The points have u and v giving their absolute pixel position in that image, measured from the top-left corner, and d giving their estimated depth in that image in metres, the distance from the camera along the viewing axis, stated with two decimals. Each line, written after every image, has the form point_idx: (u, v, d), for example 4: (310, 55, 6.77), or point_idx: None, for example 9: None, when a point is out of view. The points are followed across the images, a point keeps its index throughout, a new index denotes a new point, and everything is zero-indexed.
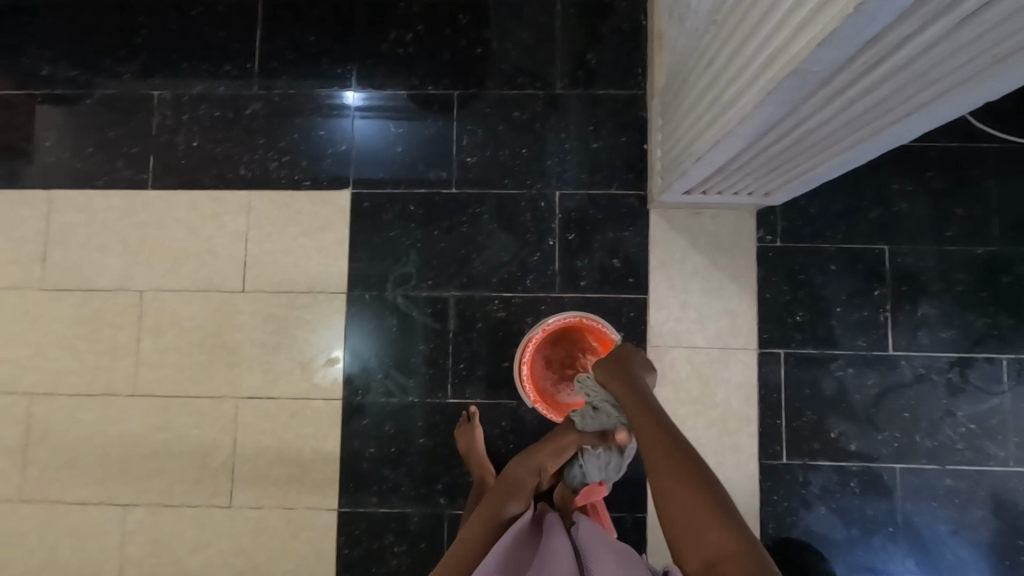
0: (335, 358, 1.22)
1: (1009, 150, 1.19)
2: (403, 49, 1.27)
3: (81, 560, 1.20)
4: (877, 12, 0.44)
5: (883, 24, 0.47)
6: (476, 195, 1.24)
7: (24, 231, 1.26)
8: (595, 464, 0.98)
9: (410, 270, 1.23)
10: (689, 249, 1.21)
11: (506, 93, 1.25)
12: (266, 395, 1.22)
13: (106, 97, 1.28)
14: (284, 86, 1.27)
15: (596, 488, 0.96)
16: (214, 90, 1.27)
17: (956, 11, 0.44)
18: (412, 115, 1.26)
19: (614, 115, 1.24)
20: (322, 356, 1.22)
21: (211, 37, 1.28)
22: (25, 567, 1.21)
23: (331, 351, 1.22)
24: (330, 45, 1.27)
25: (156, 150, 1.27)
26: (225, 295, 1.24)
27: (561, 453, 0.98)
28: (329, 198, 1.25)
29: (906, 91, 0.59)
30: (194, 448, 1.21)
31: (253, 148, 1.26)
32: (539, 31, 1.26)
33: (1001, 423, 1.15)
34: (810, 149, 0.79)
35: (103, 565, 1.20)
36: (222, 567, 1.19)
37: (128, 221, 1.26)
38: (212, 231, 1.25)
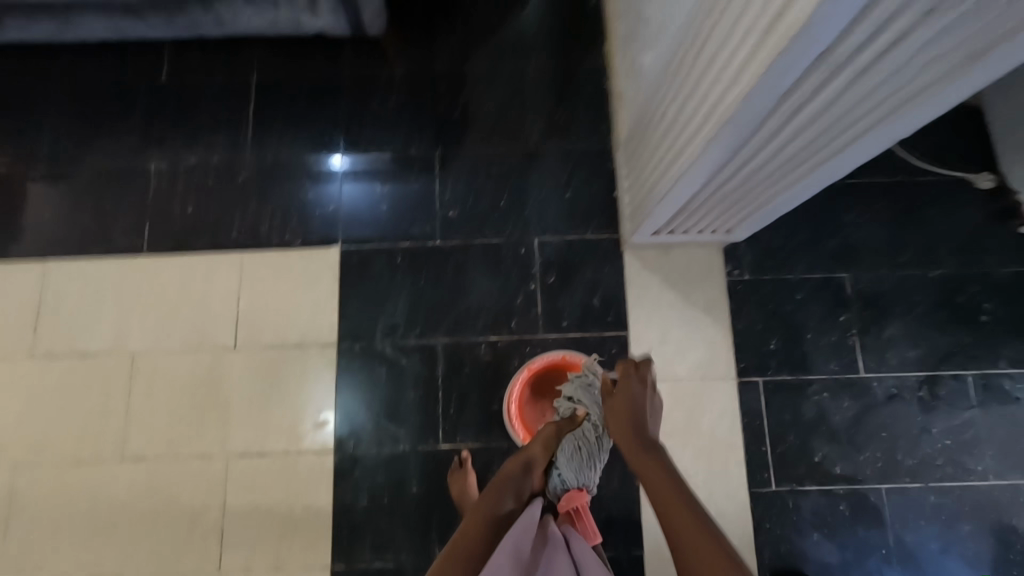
0: (324, 422, 1.23)
1: (944, 181, 1.30)
2: (387, 116, 1.37)
3: None
4: (793, 60, 0.54)
5: (804, 67, 0.56)
6: (459, 245, 1.31)
7: (15, 302, 1.29)
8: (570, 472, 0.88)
9: (399, 318, 1.27)
10: (663, 286, 1.28)
11: (482, 151, 1.35)
12: (257, 452, 1.22)
13: (105, 171, 1.35)
14: (275, 152, 1.36)
15: (579, 493, 0.89)
16: (208, 159, 1.35)
17: (857, 58, 0.54)
18: (396, 175, 1.34)
19: (582, 165, 1.34)
20: (310, 420, 1.23)
21: (206, 112, 1.37)
22: None
23: (320, 415, 1.23)
24: (319, 114, 1.37)
25: (150, 218, 1.33)
26: (218, 353, 1.26)
27: (549, 448, 0.89)
28: (318, 255, 1.31)
29: (829, 134, 0.69)
30: (183, 512, 1.19)
31: (245, 210, 1.33)
32: (510, 95, 1.37)
33: (975, 437, 1.19)
34: (758, 188, 0.89)
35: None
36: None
37: (121, 286, 1.30)
38: (204, 292, 1.29)
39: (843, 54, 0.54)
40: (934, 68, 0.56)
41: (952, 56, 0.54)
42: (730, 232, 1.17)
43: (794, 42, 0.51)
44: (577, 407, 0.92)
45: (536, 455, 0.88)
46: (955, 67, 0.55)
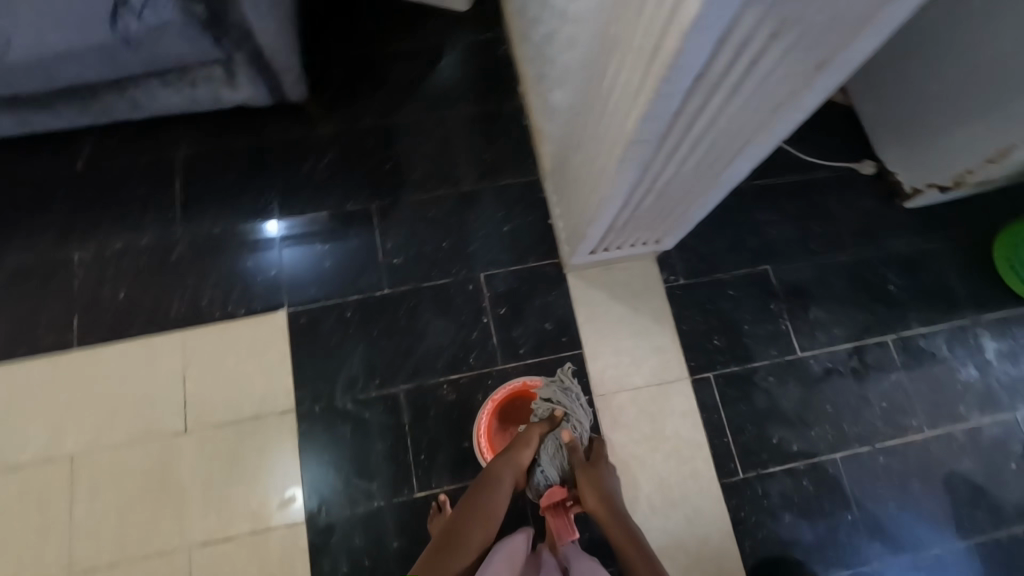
0: (291, 497, 1.18)
1: (836, 172, 1.45)
2: (320, 176, 1.39)
3: None
4: (676, 83, 0.63)
5: (685, 90, 0.65)
6: (408, 291, 1.33)
7: None
8: (551, 463, 1.10)
9: (356, 372, 1.26)
10: (609, 301, 1.34)
11: (418, 197, 1.40)
12: (222, 539, 1.15)
13: (23, 268, 1.29)
14: (209, 226, 1.34)
15: (560, 488, 1.09)
16: (137, 242, 1.32)
17: (729, 75, 0.64)
18: (336, 232, 1.36)
19: (516, 199, 1.41)
20: (276, 497, 1.18)
21: (130, 195, 1.35)
22: None
23: (286, 490, 1.19)
24: (250, 182, 1.38)
25: (78, 309, 1.27)
26: (167, 439, 1.20)
27: (530, 446, 1.07)
28: (265, 322, 1.29)
29: (722, 142, 0.79)
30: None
31: (182, 287, 1.30)
32: (438, 142, 1.43)
33: (905, 396, 1.31)
34: (673, 198, 0.98)
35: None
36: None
37: (52, 386, 1.22)
38: (146, 379, 1.23)
39: (716, 73, 0.63)
40: (789, 79, 0.66)
41: (801, 68, 0.64)
42: (660, 242, 1.26)
43: (671, 68, 0.60)
44: (554, 407, 1.14)
45: (527, 454, 1.06)
46: (806, 76, 0.66)
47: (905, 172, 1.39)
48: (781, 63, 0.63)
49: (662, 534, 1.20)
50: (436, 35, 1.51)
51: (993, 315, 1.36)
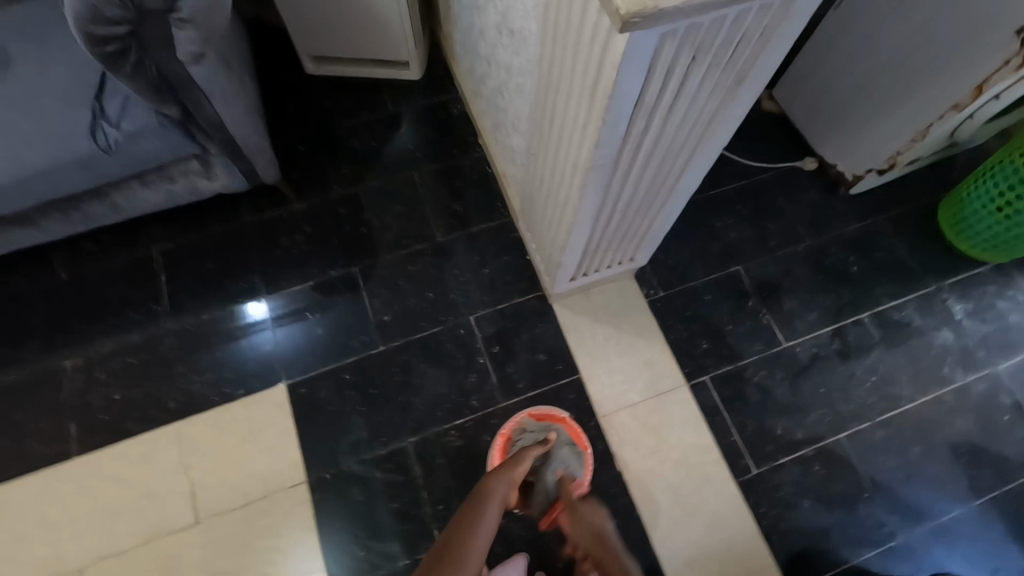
0: None
1: (782, 172, 1.56)
2: (300, 249, 1.44)
3: None
4: (618, 111, 0.70)
5: (627, 117, 0.73)
6: (401, 345, 1.36)
7: None
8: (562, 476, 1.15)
9: (361, 434, 1.27)
10: (595, 323, 1.39)
11: (398, 255, 1.45)
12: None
13: (12, 384, 1.28)
14: (197, 313, 1.37)
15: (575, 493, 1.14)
16: (126, 340, 1.33)
17: (663, 97, 0.72)
18: (323, 300, 1.39)
19: (491, 242, 1.47)
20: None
21: (114, 295, 1.37)
22: None
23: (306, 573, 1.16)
24: (233, 265, 1.42)
25: (72, 416, 1.26)
26: (177, 534, 1.18)
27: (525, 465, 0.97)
28: (263, 398, 1.29)
29: (670, 157, 0.87)
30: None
31: (176, 377, 1.31)
32: (409, 201, 1.51)
33: (890, 368, 1.36)
34: (638, 215, 1.05)
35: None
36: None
37: (50, 501, 1.19)
38: (148, 476, 1.22)
39: (652, 98, 0.71)
40: (716, 94, 0.75)
41: (724, 83, 0.73)
42: (633, 259, 1.33)
43: (612, 98, 0.67)
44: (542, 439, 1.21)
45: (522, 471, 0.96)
46: (730, 89, 0.75)
47: (843, 163, 1.50)
48: (706, 78, 0.71)
49: (687, 544, 1.21)
50: (393, 104, 1.61)
51: (952, 279, 1.45)
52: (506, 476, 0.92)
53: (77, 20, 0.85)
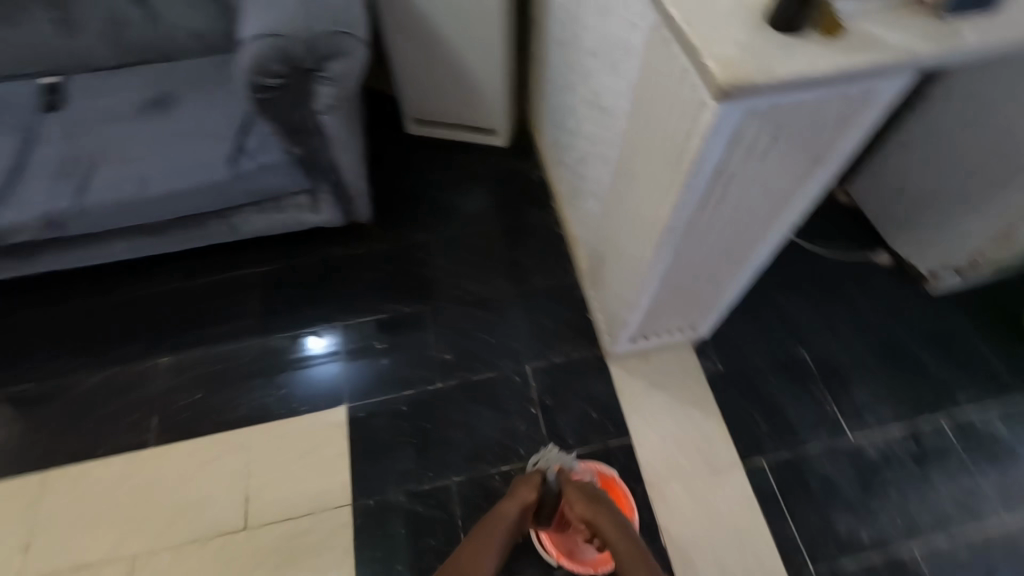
0: None
1: (854, 262, 1.55)
2: (377, 283, 1.56)
3: None
4: (699, 178, 0.77)
5: (707, 182, 0.79)
6: (457, 385, 1.40)
7: (12, 523, 1.25)
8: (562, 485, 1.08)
9: (409, 466, 1.30)
10: (650, 389, 1.39)
11: (465, 299, 1.53)
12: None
13: (114, 372, 1.42)
14: (278, 330, 1.49)
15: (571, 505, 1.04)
16: (214, 346, 1.46)
17: (742, 170, 0.78)
18: (391, 332, 1.48)
19: (554, 297, 1.53)
20: None
21: (212, 304, 1.52)
22: None
23: None
24: (316, 290, 1.54)
25: (158, 409, 1.38)
26: (226, 537, 1.23)
27: (532, 484, 1.04)
28: (324, 416, 1.37)
29: (745, 227, 0.92)
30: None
31: (251, 386, 1.41)
32: (481, 250, 1.61)
33: (973, 479, 1.26)
34: (707, 281, 1.09)
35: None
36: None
37: (123, 484, 1.29)
38: (210, 475, 1.29)
39: (732, 170, 0.77)
40: (796, 171, 0.80)
41: (803, 162, 0.79)
42: (696, 325, 1.34)
43: (695, 162, 0.74)
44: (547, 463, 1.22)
45: (530, 492, 1.03)
46: (809, 169, 0.80)
47: (920, 260, 1.48)
48: (786, 155, 0.77)
49: None
50: (478, 164, 1.76)
51: None
52: (513, 503, 1.01)
53: (252, 69, 1.06)
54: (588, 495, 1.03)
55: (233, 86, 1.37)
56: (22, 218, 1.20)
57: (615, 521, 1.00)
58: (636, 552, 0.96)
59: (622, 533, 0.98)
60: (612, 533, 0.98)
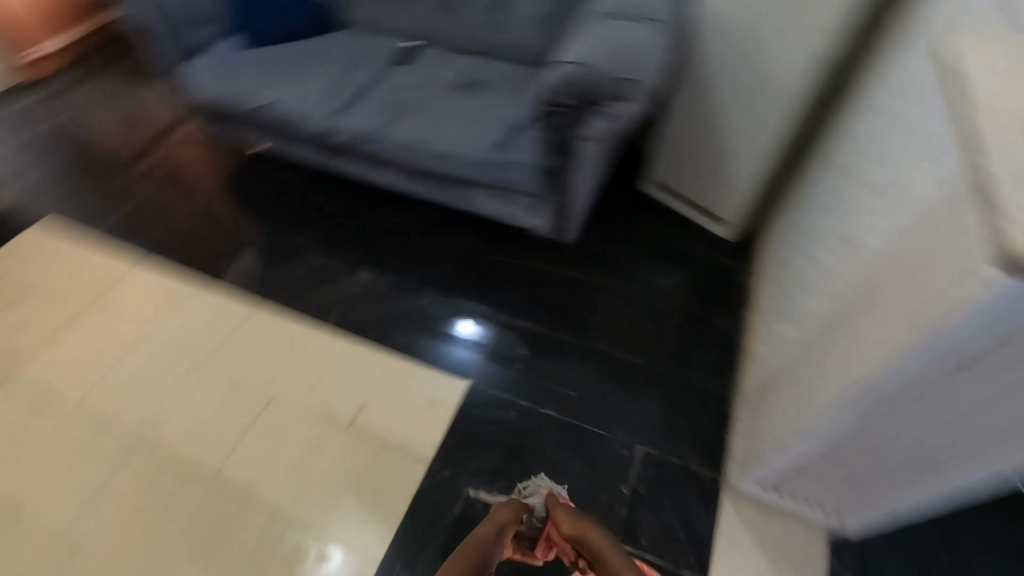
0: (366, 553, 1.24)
1: None
2: (548, 299, 1.64)
3: None
4: (929, 348, 0.73)
5: (934, 358, 0.74)
6: (567, 424, 1.41)
7: (214, 323, 1.59)
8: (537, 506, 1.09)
9: (489, 466, 1.34)
10: (754, 548, 1.22)
11: (615, 354, 1.53)
12: (319, 558, 1.23)
13: (329, 259, 1.73)
14: (452, 293, 1.66)
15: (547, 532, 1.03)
16: (401, 279, 1.69)
17: (981, 361, 0.73)
18: (537, 346, 1.55)
19: (700, 400, 1.44)
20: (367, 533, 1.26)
21: (417, 247, 1.76)
22: None
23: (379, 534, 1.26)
24: (497, 278, 1.69)
25: (341, 302, 1.63)
26: (331, 427, 1.40)
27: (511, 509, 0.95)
28: (447, 380, 1.48)
29: (958, 426, 0.84)
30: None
31: (409, 324, 1.59)
32: (652, 320, 1.59)
33: None
34: (881, 465, 0.99)
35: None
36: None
37: (290, 341, 1.55)
38: (346, 372, 1.49)
39: (969, 357, 0.73)
40: None
41: None
42: (846, 516, 1.19)
43: (936, 331, 0.70)
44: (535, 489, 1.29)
45: (508, 515, 0.94)
46: None
47: None
48: None
49: None
50: (691, 245, 1.75)
51: None
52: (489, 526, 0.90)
53: (550, 88, 1.23)
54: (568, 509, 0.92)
55: (527, 97, 1.62)
56: (348, 127, 1.58)
57: (600, 539, 0.85)
58: (621, 558, 0.81)
59: (603, 541, 0.85)
60: (593, 539, 0.86)
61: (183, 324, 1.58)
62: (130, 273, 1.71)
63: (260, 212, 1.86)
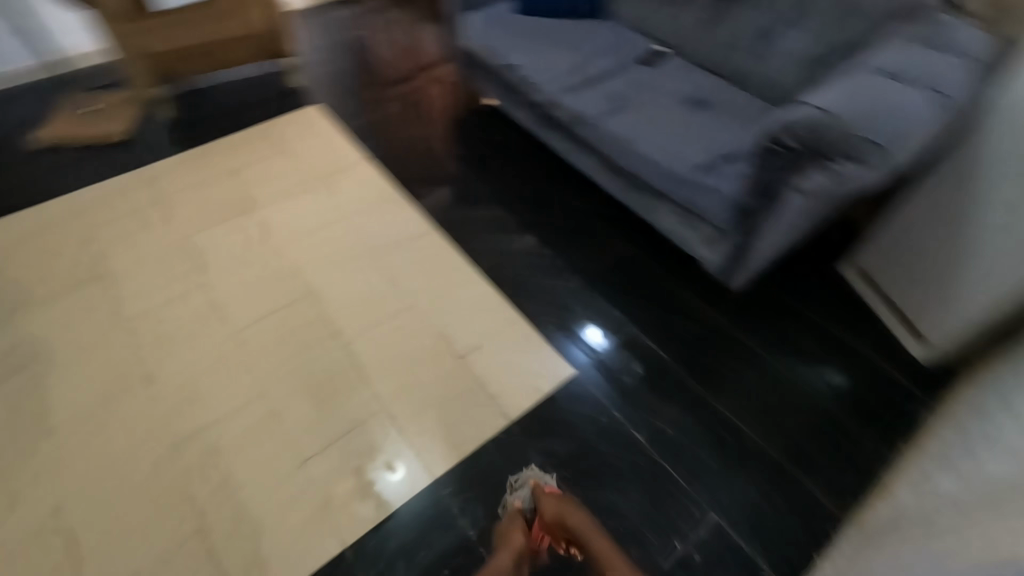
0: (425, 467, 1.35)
1: None
2: (685, 334, 1.58)
3: (187, 389, 1.46)
4: None
5: None
6: (650, 456, 1.36)
7: (397, 229, 1.84)
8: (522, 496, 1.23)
9: (560, 453, 1.37)
10: None
11: (731, 417, 1.43)
12: (386, 467, 1.35)
13: (505, 215, 1.88)
14: (596, 288, 1.69)
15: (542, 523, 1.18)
16: (557, 257, 1.77)
17: None
18: (654, 371, 1.51)
19: (802, 506, 1.29)
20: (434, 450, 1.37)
21: (583, 235, 1.82)
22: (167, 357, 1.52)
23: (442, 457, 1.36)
24: (644, 293, 1.67)
25: (498, 254, 1.77)
26: (445, 351, 1.54)
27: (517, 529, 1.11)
28: (557, 361, 1.52)
29: None
30: (318, 437, 1.39)
31: (546, 298, 1.67)
32: (786, 404, 1.45)
33: None
34: None
35: (185, 450, 1.36)
36: (224, 548, 1.22)
37: (445, 268, 1.73)
38: (477, 313, 1.63)
39: None
40: None
41: None
42: None
43: None
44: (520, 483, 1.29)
45: (517, 539, 1.10)
46: None
47: None
48: None
49: None
50: (869, 349, 1.54)
51: None
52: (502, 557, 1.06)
53: (776, 129, 1.17)
54: (557, 504, 1.13)
55: (751, 131, 1.55)
56: (569, 106, 1.67)
57: (589, 527, 1.10)
58: (612, 551, 1.05)
59: (592, 529, 1.09)
60: (581, 525, 1.10)
61: (376, 220, 1.87)
62: (357, 166, 2.05)
63: (469, 156, 2.09)
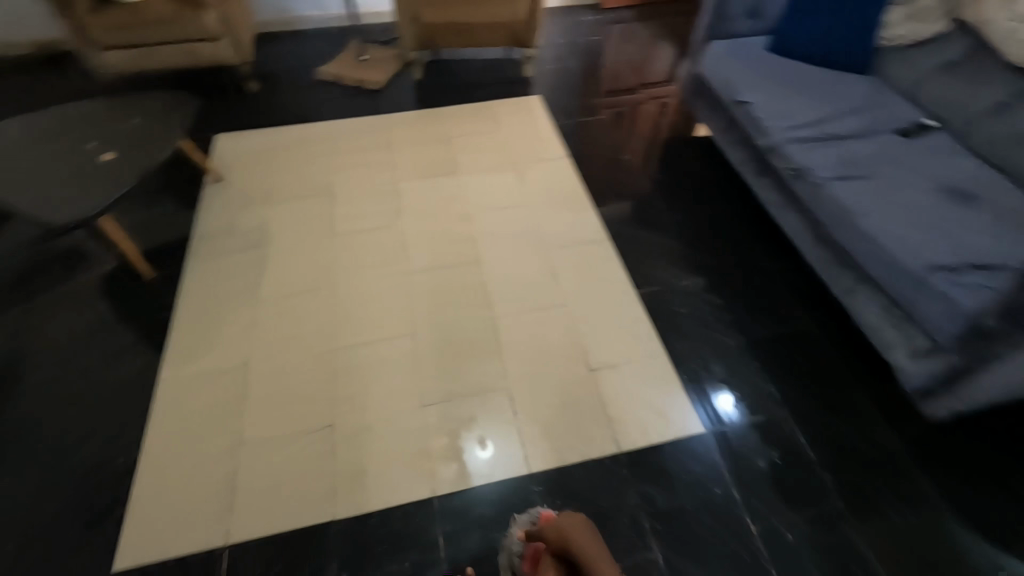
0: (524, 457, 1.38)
1: None
2: (844, 441, 1.38)
3: (354, 308, 1.69)
4: None
5: None
6: (757, 552, 1.22)
7: (571, 230, 1.89)
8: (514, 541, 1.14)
9: (659, 503, 1.29)
10: None
11: (871, 554, 1.22)
12: (477, 442, 1.40)
13: (680, 248, 1.82)
14: (755, 355, 1.55)
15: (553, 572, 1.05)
16: (723, 308, 1.66)
17: None
18: (794, 466, 1.34)
19: None
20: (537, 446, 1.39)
21: (759, 296, 1.68)
22: (349, 276, 1.77)
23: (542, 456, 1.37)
24: (809, 380, 1.49)
25: (660, 285, 1.72)
26: (578, 359, 1.55)
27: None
28: (687, 412, 1.44)
29: None
30: (439, 389, 1.50)
31: (696, 345, 1.57)
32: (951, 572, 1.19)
33: None
34: None
35: (337, 356, 1.57)
36: (336, 449, 1.40)
37: (604, 281, 1.74)
38: (620, 335, 1.60)
39: None
40: None
41: None
42: None
43: None
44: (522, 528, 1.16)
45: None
46: None
47: None
48: None
49: None
50: None
51: None
52: None
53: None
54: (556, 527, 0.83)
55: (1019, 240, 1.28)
56: (791, 159, 1.54)
57: (570, 523, 0.81)
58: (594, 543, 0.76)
59: (576, 522, 0.81)
60: (564, 523, 0.82)
61: (554, 216, 1.93)
62: (552, 161, 2.14)
63: (663, 180, 2.05)
